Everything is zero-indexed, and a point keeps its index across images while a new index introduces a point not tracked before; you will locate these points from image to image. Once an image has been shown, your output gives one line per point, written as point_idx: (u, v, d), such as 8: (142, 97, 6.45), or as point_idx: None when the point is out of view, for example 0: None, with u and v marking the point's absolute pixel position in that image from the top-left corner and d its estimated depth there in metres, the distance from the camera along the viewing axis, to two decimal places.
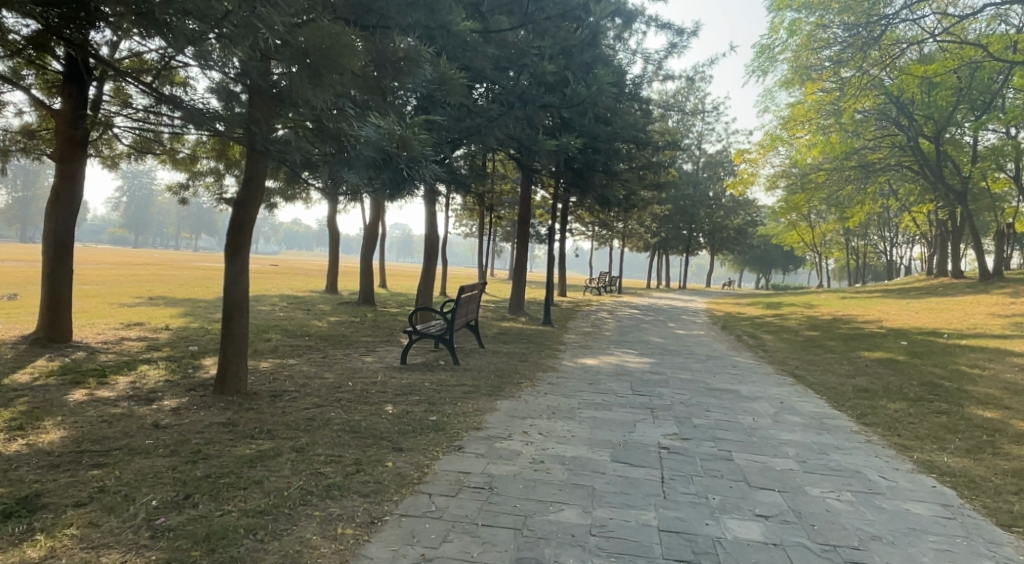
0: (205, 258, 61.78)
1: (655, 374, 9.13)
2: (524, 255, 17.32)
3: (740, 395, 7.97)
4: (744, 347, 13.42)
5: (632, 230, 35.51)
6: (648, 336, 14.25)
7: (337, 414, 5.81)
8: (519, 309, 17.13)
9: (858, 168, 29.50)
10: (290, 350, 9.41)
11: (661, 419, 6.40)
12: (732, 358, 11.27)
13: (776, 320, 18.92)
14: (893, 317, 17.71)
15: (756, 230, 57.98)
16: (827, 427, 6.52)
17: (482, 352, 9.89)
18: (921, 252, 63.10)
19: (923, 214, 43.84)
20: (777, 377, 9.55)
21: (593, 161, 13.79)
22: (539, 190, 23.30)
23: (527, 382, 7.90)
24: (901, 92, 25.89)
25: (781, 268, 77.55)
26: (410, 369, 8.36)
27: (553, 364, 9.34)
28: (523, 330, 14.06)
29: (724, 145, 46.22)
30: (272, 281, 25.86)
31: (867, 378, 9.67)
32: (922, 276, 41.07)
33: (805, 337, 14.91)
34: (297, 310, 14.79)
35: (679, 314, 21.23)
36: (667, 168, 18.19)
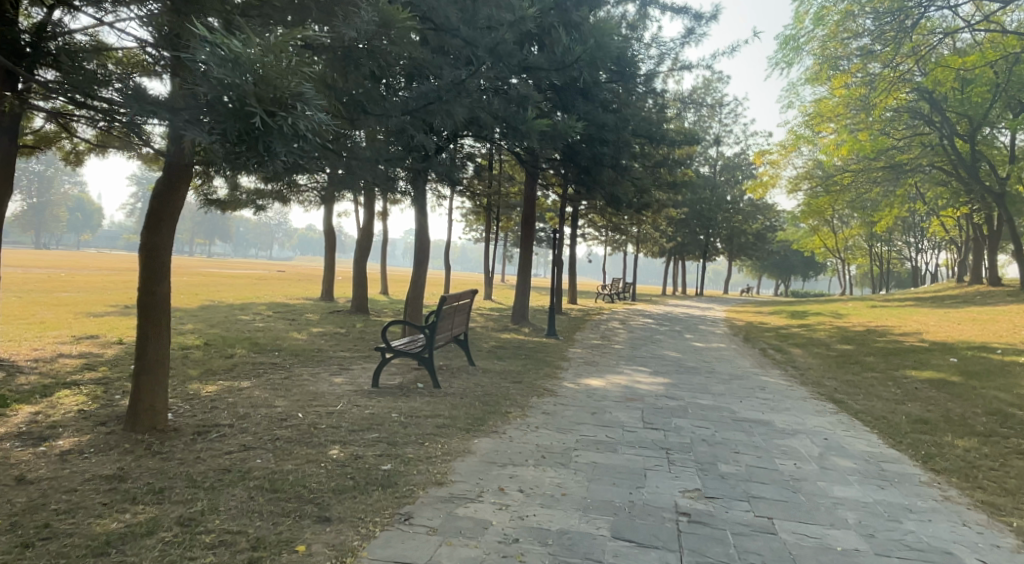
0: (212, 263, 61.02)
1: (670, 399, 7.84)
2: (527, 259, 16.09)
3: (773, 429, 6.66)
4: (771, 363, 12.06)
5: (647, 235, 34.11)
6: (663, 351, 12.95)
7: (263, 461, 4.56)
8: (522, 319, 15.87)
9: (887, 170, 27.90)
10: (250, 369, 8.21)
11: (678, 466, 5.12)
12: (758, 378, 9.95)
13: (802, 331, 17.53)
14: (933, 329, 16.25)
15: (776, 235, 56.26)
16: (888, 478, 5.21)
17: (471, 372, 8.64)
18: (947, 258, 61.06)
19: (952, 219, 42.09)
20: (814, 404, 8.22)
21: (599, 154, 12.50)
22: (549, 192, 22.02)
23: (518, 412, 6.64)
24: (934, 87, 24.41)
25: (801, 274, 75.62)
26: (381, 394, 7.12)
27: (552, 387, 8.07)
28: (525, 343, 12.81)
29: (742, 147, 44.70)
30: (269, 288, 24.78)
31: (921, 406, 8.30)
32: (952, 283, 39.30)
33: (838, 352, 13.53)
34: (280, 321, 13.63)
35: (696, 324, 19.87)
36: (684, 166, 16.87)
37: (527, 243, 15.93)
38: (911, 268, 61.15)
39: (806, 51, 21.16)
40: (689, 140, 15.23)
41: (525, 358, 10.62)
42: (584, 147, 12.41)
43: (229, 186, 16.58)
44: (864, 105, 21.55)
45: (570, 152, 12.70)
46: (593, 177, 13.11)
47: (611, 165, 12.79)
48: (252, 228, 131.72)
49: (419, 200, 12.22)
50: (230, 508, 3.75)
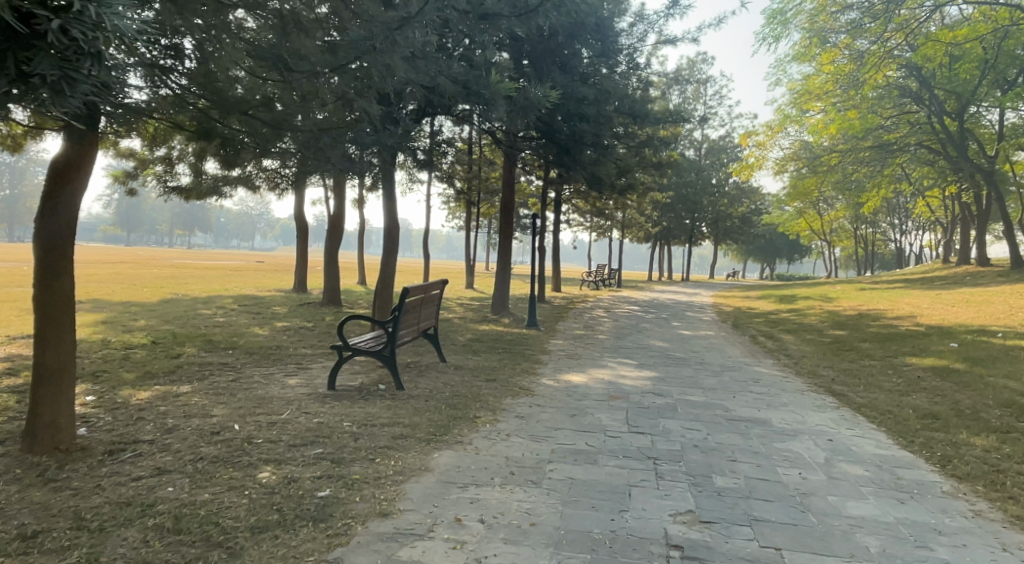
0: (191, 254, 59.80)
1: (658, 397, 7.16)
2: (507, 246, 15.34)
3: (772, 430, 6.00)
4: (763, 352, 11.44)
5: (633, 219, 33.45)
6: (649, 340, 12.27)
7: (173, 490, 3.81)
8: (503, 309, 15.16)
9: (874, 148, 27.59)
10: (195, 370, 7.45)
11: (667, 481, 4.45)
12: (752, 369, 9.31)
13: (792, 316, 16.96)
14: (928, 312, 15.72)
15: (762, 219, 55.90)
16: (907, 490, 4.57)
17: (441, 370, 7.92)
18: (932, 239, 61.03)
19: (938, 199, 41.77)
20: (814, 398, 7.57)
21: (577, 131, 11.71)
22: (531, 176, 21.24)
23: (488, 417, 5.94)
24: (922, 63, 23.86)
25: (787, 258, 75.43)
26: (336, 398, 6.40)
27: (529, 386, 7.37)
28: (505, 335, 12.12)
29: (727, 129, 44.12)
30: (240, 280, 23.85)
31: (928, 398, 7.68)
32: (939, 264, 39.02)
33: (832, 338, 12.97)
34: (244, 315, 12.83)
35: (683, 311, 19.29)
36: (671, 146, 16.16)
37: (506, 229, 15.17)
38: (896, 250, 61.03)
39: (794, 25, 20.49)
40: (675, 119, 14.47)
41: (503, 351, 9.91)
42: (561, 123, 11.61)
43: (193, 173, 15.70)
44: (851, 82, 21.00)
45: (545, 129, 11.89)
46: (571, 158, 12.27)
47: (589, 143, 11.98)
48: (233, 218, 129.82)
49: (387, 185, 11.45)
50: (115, 559, 3.05)
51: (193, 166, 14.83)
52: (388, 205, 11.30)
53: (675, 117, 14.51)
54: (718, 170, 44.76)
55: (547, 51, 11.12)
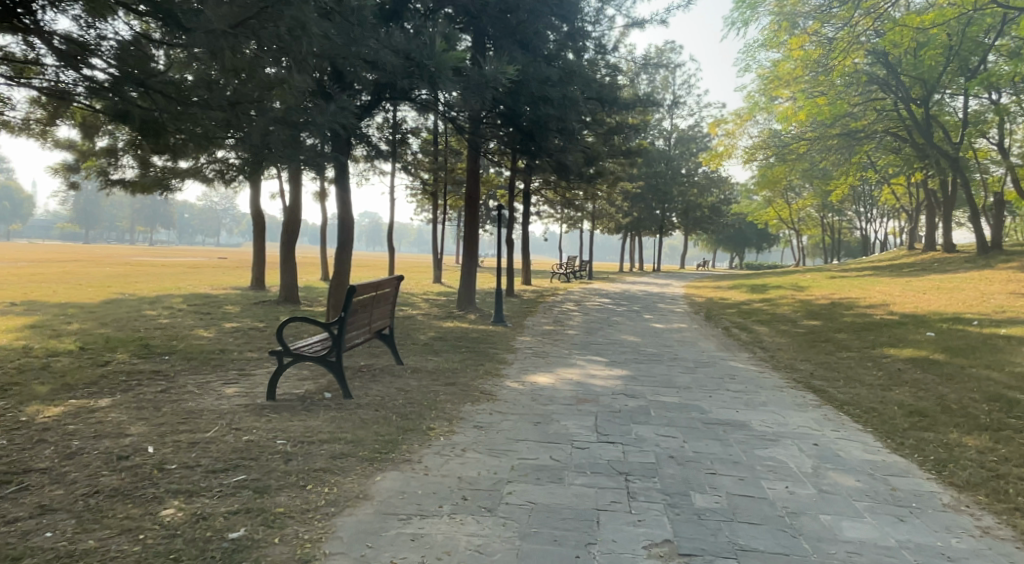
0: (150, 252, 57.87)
1: (629, 399, 6.63)
2: (473, 239, 14.69)
3: (752, 435, 5.51)
4: (738, 345, 11.04)
5: (603, 210, 33.02)
6: (620, 335, 11.79)
7: (49, 539, 3.18)
8: (470, 305, 14.58)
9: (841, 136, 27.58)
10: (123, 380, 6.76)
11: (641, 502, 3.93)
12: (727, 365, 8.85)
13: (764, 306, 16.66)
14: (900, 299, 15.51)
15: (731, 208, 56.02)
16: (905, 504, 4.12)
17: (397, 374, 7.30)
18: (896, 226, 61.81)
19: (903, 186, 42.15)
20: (794, 396, 7.12)
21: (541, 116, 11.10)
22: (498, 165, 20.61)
23: (443, 428, 5.37)
24: (889, 49, 23.75)
25: (755, 246, 75.95)
26: (276, 410, 5.76)
27: (491, 390, 6.79)
28: (470, 332, 11.53)
29: (696, 119, 43.96)
30: (197, 277, 22.88)
31: (911, 392, 7.29)
32: (905, 250, 39.34)
33: (806, 329, 12.63)
34: (191, 315, 12.05)
35: (655, 302, 18.90)
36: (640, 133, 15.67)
37: (472, 220, 14.56)
38: (862, 237, 61.72)
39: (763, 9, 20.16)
40: (648, 102, 13.87)
41: (466, 350, 9.32)
42: (524, 107, 11.00)
43: (140, 166, 14.75)
44: (820, 68, 20.82)
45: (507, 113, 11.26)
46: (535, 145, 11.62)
47: (555, 128, 11.35)
48: (197, 213, 126.84)
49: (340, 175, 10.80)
50: None
51: (140, 159, 13.93)
52: (342, 197, 10.66)
53: (646, 100, 13.96)
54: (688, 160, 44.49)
55: (508, 29, 10.47)
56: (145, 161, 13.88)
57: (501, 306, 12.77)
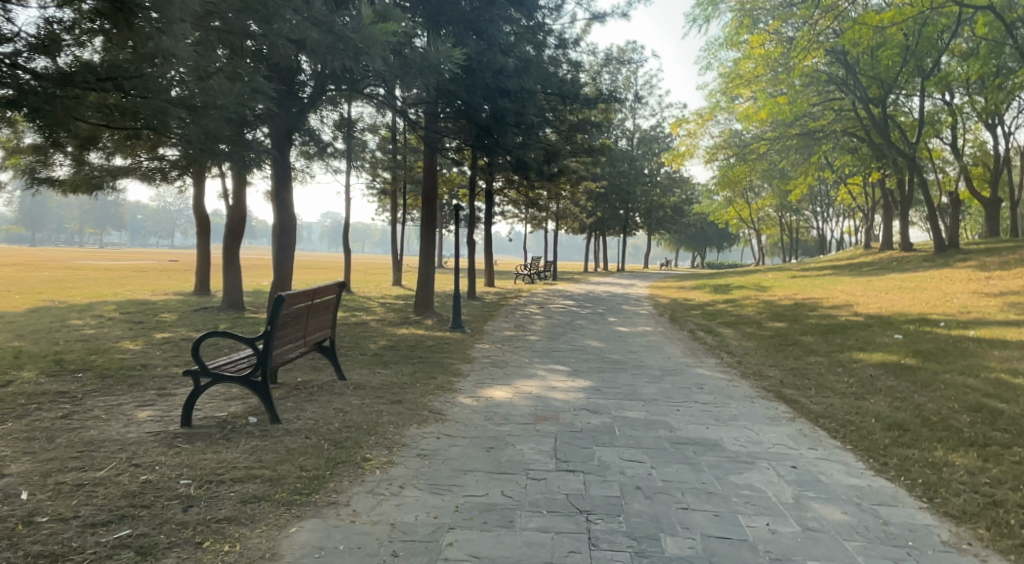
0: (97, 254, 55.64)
1: (592, 417, 6.06)
2: (430, 241, 13.98)
3: (726, 457, 5.00)
4: (704, 350, 10.61)
5: (566, 210, 32.59)
6: (583, 340, 11.26)
7: None
8: (427, 310, 13.91)
9: (801, 136, 27.63)
10: (20, 405, 5.98)
11: (604, 551, 3.38)
12: (695, 373, 8.37)
13: (729, 308, 16.34)
14: (865, 300, 15.32)
15: (693, 208, 56.25)
16: (900, 542, 3.65)
17: (338, 393, 6.63)
18: (853, 225, 62.83)
19: (860, 186, 42.70)
20: (766, 408, 6.65)
21: (499, 110, 10.47)
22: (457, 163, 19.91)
23: (382, 458, 4.74)
24: (849, 48, 23.79)
25: (716, 246, 76.62)
26: (191, 440, 5.05)
27: (440, 408, 6.16)
28: (425, 339, 10.89)
29: (658, 119, 43.86)
30: (140, 282, 21.70)
31: (888, 402, 6.88)
32: (863, 249, 39.81)
33: (773, 331, 12.29)
34: (122, 325, 11.17)
35: (619, 304, 18.46)
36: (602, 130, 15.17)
37: (429, 222, 13.85)
38: (820, 236, 62.59)
39: (724, 6, 19.90)
40: (612, 96, 13.30)
41: (418, 360, 8.67)
42: (480, 100, 10.36)
43: (75, 165, 13.79)
44: (781, 67, 20.66)
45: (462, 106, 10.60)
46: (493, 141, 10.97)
47: (514, 122, 10.73)
48: (150, 215, 123.16)
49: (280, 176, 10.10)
50: None
51: (76, 157, 13.00)
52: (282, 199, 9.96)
53: (610, 95, 13.40)
54: (650, 160, 44.42)
55: (460, 15, 9.83)
56: (83, 160, 12.97)
57: (457, 300, 12.17)
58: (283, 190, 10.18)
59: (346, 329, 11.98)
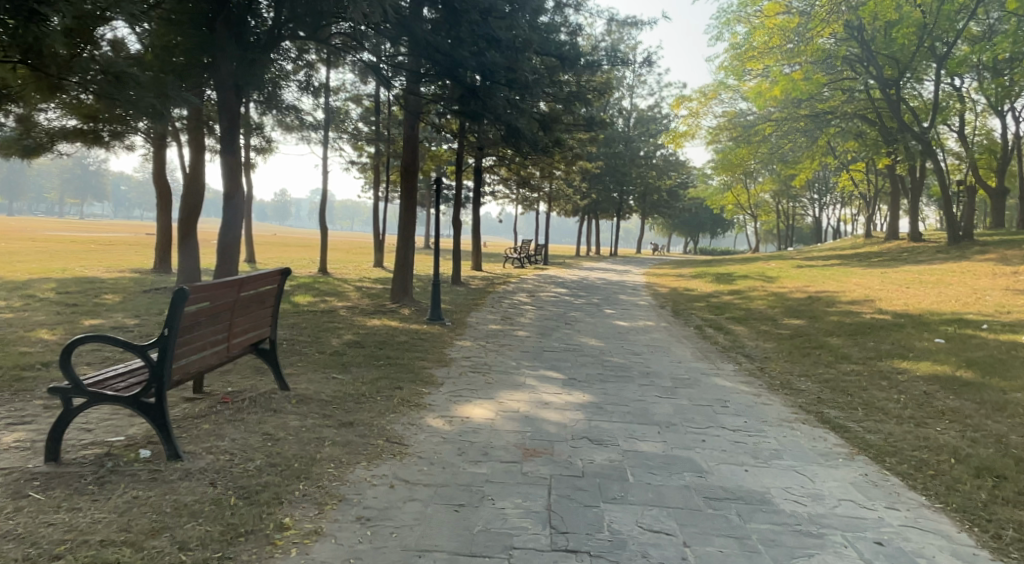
0: (58, 226, 52.68)
1: (596, 452, 4.70)
2: (410, 220, 12.50)
3: (783, 525, 3.68)
4: (717, 352, 9.28)
5: (560, 191, 31.09)
6: (579, 338, 9.89)
7: None
8: (404, 298, 12.52)
9: (809, 118, 26.25)
10: None
11: None
12: (714, 387, 7.02)
13: (737, 300, 15.00)
14: (885, 295, 14.03)
15: (688, 192, 54.77)
16: None
17: (273, 409, 5.22)
18: (850, 214, 61.67)
19: (861, 173, 41.39)
20: (811, 439, 5.32)
21: (486, 65, 8.93)
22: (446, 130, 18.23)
23: (307, 526, 3.39)
24: (869, 21, 22.23)
25: (710, 232, 75.30)
26: (46, 488, 3.66)
27: (400, 436, 4.79)
28: (398, 332, 9.50)
29: (656, 99, 42.15)
30: (98, 257, 20.03)
31: (959, 431, 5.56)
32: (863, 238, 38.64)
33: (791, 330, 10.99)
34: (49, 309, 9.69)
35: (616, 294, 17.10)
36: (602, 100, 13.70)
37: (409, 199, 12.33)
38: (815, 225, 61.42)
39: None
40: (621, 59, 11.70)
41: (385, 362, 7.29)
42: (467, 54, 8.77)
43: (20, 125, 12.34)
44: (795, 42, 19.27)
45: (444, 61, 9.03)
46: (482, 101, 9.48)
47: (504, 80, 9.25)
48: (132, 187, 120.07)
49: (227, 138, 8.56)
50: None
51: (18, 115, 11.59)
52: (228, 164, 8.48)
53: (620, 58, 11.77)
54: (647, 142, 42.83)
55: None
56: (29, 118, 11.60)
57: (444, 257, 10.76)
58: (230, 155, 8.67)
59: (310, 317, 10.54)
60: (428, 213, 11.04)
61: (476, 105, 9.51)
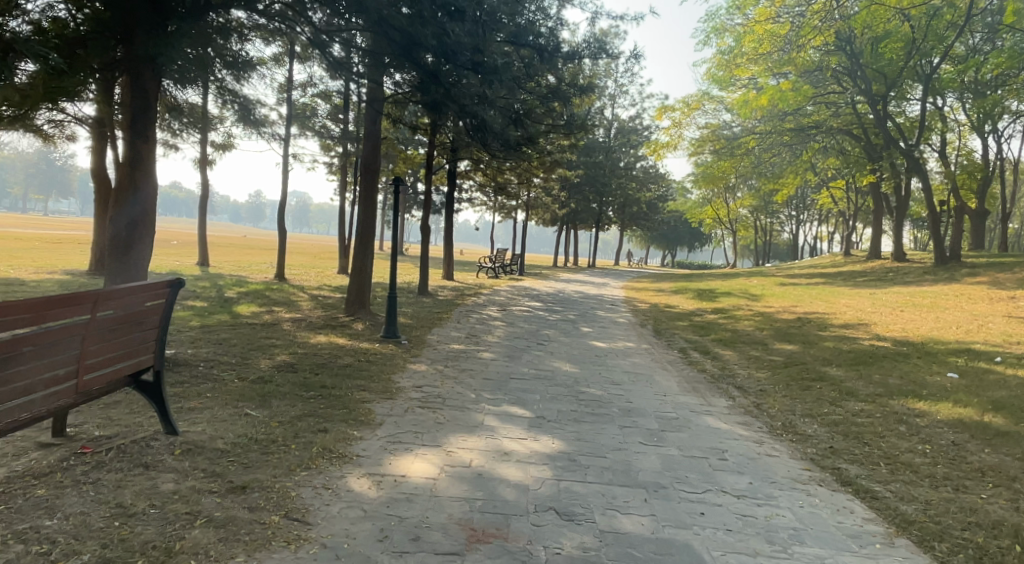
0: (11, 222, 50.15)
1: (563, 537, 3.58)
2: (368, 223, 11.13)
3: None
4: (707, 382, 8.18)
5: (537, 199, 30.00)
6: (551, 362, 8.73)
7: None
8: (358, 310, 11.23)
9: (794, 131, 25.47)
10: None
11: None
12: (708, 431, 5.90)
13: (722, 320, 13.97)
14: (881, 318, 13.10)
15: (668, 205, 54.04)
16: None
17: (144, 466, 4.05)
18: (828, 231, 61.45)
19: (841, 190, 40.97)
20: (834, 511, 4.24)
21: (450, 45, 7.90)
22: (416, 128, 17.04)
23: None
24: (860, 30, 21.47)
25: (687, 245, 74.81)
26: None
27: (306, 510, 3.63)
28: (345, 351, 8.27)
29: (638, 108, 41.28)
30: (32, 256, 18.41)
31: (1010, 500, 4.53)
32: (843, 256, 38.11)
33: (785, 356, 9.97)
34: None
35: (593, 309, 16.01)
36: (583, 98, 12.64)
37: (366, 199, 11.01)
38: (793, 241, 61.12)
39: None
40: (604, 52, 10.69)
41: (315, 392, 6.04)
42: (428, 32, 7.65)
43: None
44: (784, 51, 18.47)
45: (402, 40, 7.97)
46: (445, 87, 8.45)
47: (469, 63, 8.26)
48: None
49: (138, 119, 7.22)
50: None
51: None
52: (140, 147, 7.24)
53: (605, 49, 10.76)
54: (627, 153, 41.96)
55: None
56: None
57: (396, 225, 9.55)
58: (140, 142, 7.27)
59: (246, 331, 9.26)
60: (388, 207, 9.78)
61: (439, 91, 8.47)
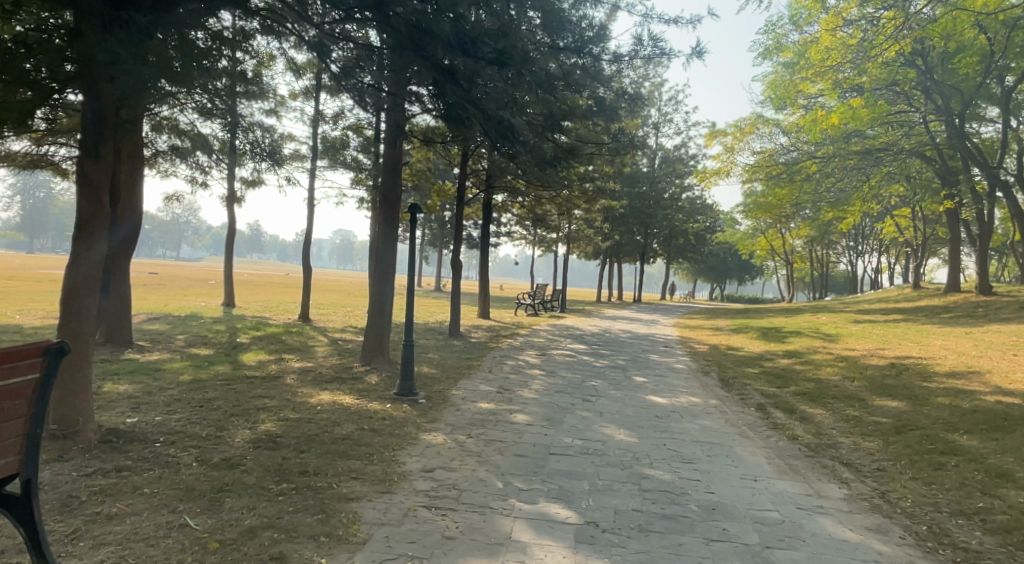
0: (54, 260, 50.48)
1: None
2: (387, 259, 9.74)
3: None
4: (801, 460, 6.41)
5: (580, 232, 28.39)
6: (601, 427, 7.06)
7: None
8: (374, 358, 9.81)
9: (861, 154, 23.43)
10: None
11: None
12: (828, 549, 4.20)
13: (798, 367, 12.06)
14: (994, 365, 11.06)
15: (717, 237, 51.77)
16: None
17: None
18: (887, 262, 58.24)
19: (907, 218, 38.35)
20: None
21: (469, 34, 6.60)
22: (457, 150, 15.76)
23: None
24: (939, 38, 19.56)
25: (736, 279, 72.02)
26: None
27: None
28: (347, 413, 6.79)
29: (684, 137, 39.50)
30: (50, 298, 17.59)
31: None
32: (912, 289, 35.43)
33: (893, 417, 8.11)
34: None
35: (645, 352, 14.25)
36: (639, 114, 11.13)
37: (386, 232, 9.66)
38: (851, 273, 58.04)
39: None
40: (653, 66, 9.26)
41: (288, 483, 4.55)
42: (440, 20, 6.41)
43: None
44: (855, 64, 16.68)
45: (410, 32, 6.72)
46: (464, 88, 7.05)
47: (492, 55, 6.94)
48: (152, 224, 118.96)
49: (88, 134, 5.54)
50: None
51: None
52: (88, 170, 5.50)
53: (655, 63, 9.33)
54: (674, 183, 40.11)
55: None
56: None
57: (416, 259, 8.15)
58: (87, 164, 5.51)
59: (240, 387, 7.88)
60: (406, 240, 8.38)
61: (456, 94, 7.07)
